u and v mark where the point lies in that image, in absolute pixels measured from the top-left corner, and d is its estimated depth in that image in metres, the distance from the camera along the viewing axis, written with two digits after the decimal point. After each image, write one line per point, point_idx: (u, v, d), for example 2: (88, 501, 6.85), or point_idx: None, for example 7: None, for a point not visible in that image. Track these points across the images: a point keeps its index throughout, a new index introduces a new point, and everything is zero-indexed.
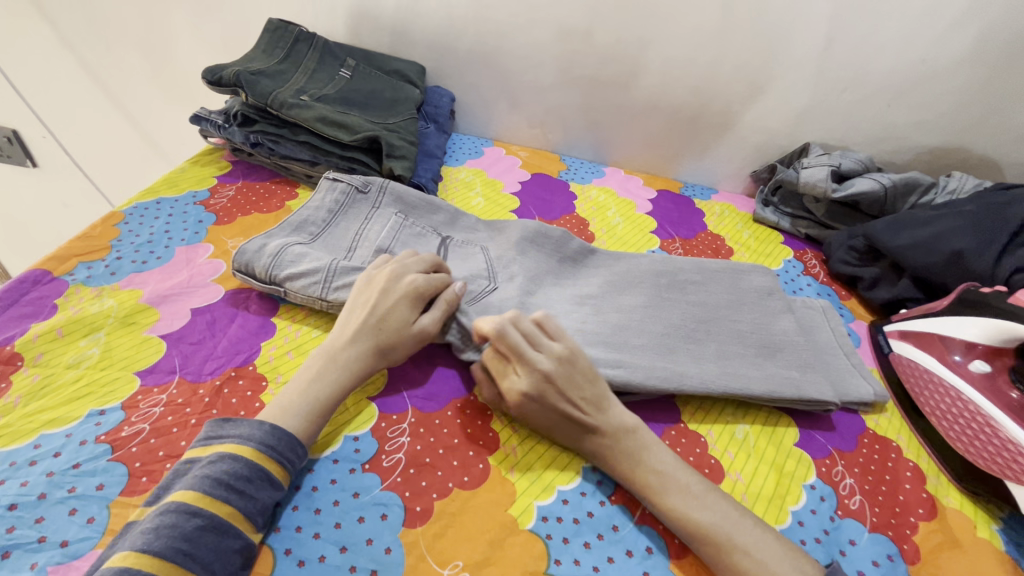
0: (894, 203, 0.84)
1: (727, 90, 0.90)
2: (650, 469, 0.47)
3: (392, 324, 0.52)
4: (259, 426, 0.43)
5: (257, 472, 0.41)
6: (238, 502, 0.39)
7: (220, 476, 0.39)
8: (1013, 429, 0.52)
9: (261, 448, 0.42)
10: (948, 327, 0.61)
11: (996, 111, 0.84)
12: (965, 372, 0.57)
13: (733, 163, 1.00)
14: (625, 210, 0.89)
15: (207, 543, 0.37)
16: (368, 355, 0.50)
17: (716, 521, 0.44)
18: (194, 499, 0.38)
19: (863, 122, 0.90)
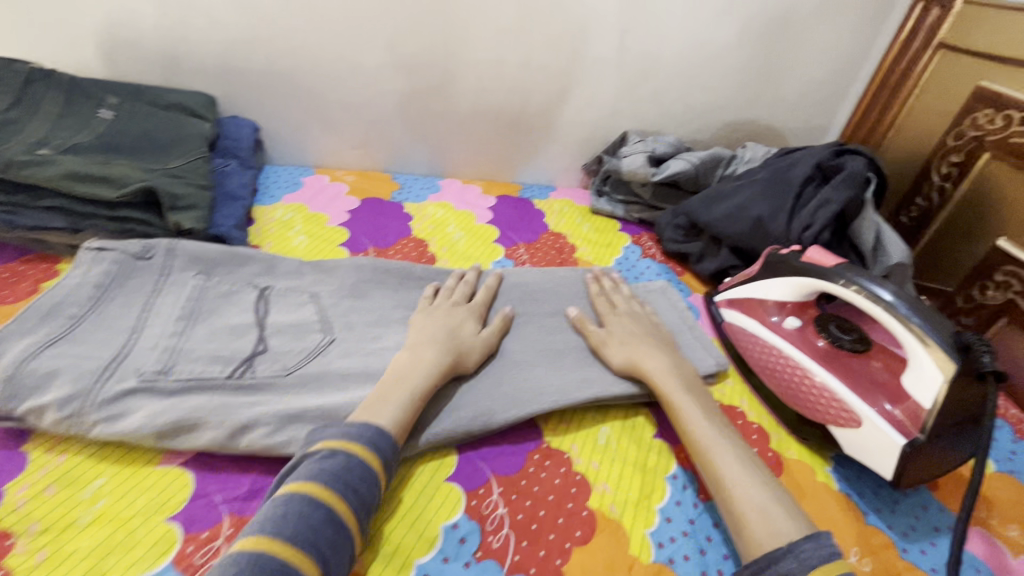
0: (705, 177, 0.90)
1: (543, 88, 0.91)
2: (700, 398, 0.54)
3: (462, 341, 0.57)
4: (369, 427, 0.45)
5: (368, 472, 0.42)
6: (351, 497, 0.40)
7: (339, 471, 0.41)
8: (824, 375, 0.57)
9: (370, 448, 0.44)
10: (763, 290, 0.66)
11: (769, 85, 0.95)
12: (783, 329, 0.63)
13: (564, 159, 1.01)
14: (465, 223, 0.86)
15: (328, 534, 0.38)
16: (447, 358, 0.54)
17: (713, 438, 0.50)
18: (315, 490, 0.39)
19: (668, 107, 0.96)
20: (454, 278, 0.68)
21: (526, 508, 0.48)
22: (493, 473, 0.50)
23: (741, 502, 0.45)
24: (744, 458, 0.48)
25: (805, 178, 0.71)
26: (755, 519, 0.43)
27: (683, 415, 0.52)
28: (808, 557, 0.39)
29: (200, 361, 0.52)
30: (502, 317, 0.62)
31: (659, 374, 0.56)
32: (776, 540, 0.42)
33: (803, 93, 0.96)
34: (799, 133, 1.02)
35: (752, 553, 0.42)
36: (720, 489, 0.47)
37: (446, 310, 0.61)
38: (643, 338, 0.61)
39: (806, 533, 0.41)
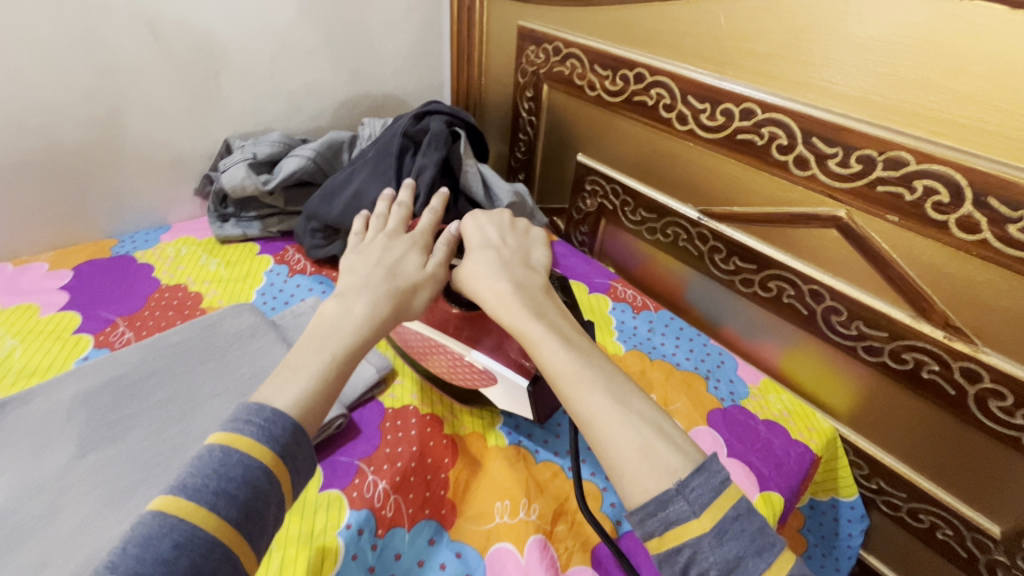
0: (331, 165, 0.83)
1: (77, 113, 0.70)
2: (556, 322, 0.43)
3: (403, 275, 0.46)
4: (259, 408, 0.35)
5: (251, 469, 0.33)
6: (227, 511, 0.32)
7: (208, 474, 0.32)
8: (469, 355, 0.51)
9: (258, 438, 0.34)
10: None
11: (363, 54, 0.90)
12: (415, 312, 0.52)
13: (165, 190, 0.82)
14: (23, 322, 0.63)
15: (183, 567, 0.29)
16: (386, 304, 0.43)
17: (575, 368, 0.39)
18: (178, 506, 0.31)
19: (263, 100, 0.84)
20: (386, 201, 0.56)
21: None
22: None
23: (609, 443, 0.35)
24: (614, 388, 0.38)
25: (399, 149, 0.69)
26: (633, 468, 0.34)
27: (541, 346, 0.41)
28: (699, 495, 0.33)
29: None
30: (449, 238, 0.51)
31: (500, 306, 0.44)
32: (664, 480, 0.34)
33: (400, 55, 0.94)
34: (418, 94, 1.01)
35: (636, 502, 0.34)
36: (591, 432, 0.36)
37: (381, 243, 0.49)
38: (479, 262, 0.47)
39: (697, 465, 0.34)
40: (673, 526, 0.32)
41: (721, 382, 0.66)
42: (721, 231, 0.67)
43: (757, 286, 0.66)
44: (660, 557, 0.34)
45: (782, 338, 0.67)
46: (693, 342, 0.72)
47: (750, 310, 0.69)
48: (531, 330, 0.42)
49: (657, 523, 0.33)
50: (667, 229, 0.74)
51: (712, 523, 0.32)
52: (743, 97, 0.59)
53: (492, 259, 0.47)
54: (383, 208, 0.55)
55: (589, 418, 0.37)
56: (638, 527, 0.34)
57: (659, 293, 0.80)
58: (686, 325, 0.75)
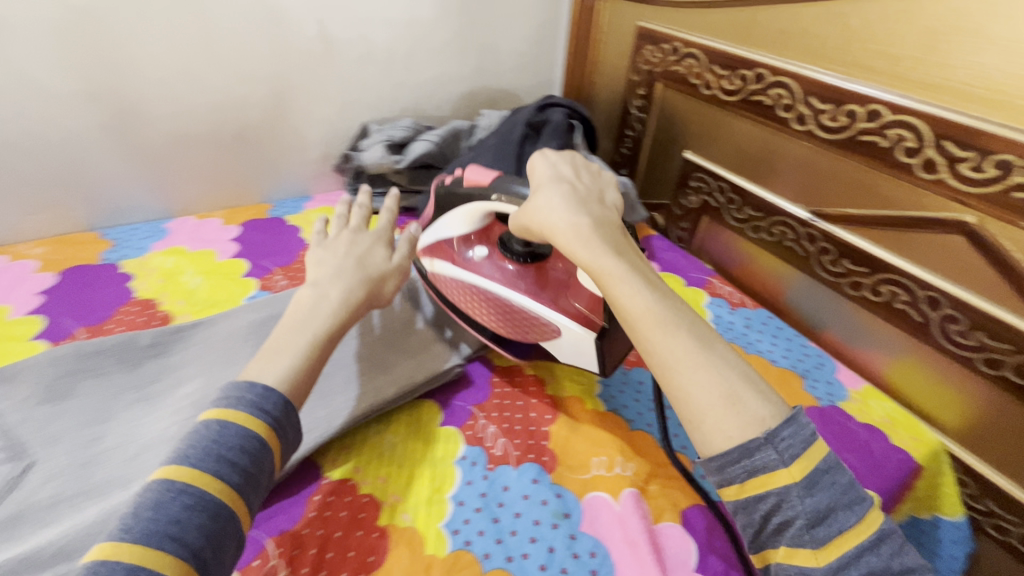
0: (451, 151, 0.91)
1: (254, 95, 0.82)
2: (637, 265, 0.42)
3: (373, 266, 0.54)
4: (251, 389, 0.40)
5: (251, 440, 0.37)
6: (229, 475, 0.36)
7: (210, 447, 0.36)
8: (519, 299, 0.58)
9: (254, 415, 0.39)
10: (443, 228, 0.63)
11: (486, 51, 0.98)
12: (474, 264, 0.62)
13: (310, 165, 0.94)
14: (204, 264, 0.76)
15: (197, 522, 0.33)
16: (363, 287, 0.51)
17: (658, 307, 0.39)
18: (183, 473, 0.35)
19: (397, 90, 0.94)
20: (345, 200, 0.61)
21: (310, 559, 0.45)
22: (266, 538, 0.46)
23: (689, 384, 0.36)
24: (697, 331, 0.38)
25: (521, 137, 0.75)
26: (719, 411, 0.35)
27: (624, 287, 0.40)
28: (789, 446, 0.34)
29: None
30: (409, 238, 0.60)
31: (581, 244, 0.43)
32: (749, 425, 0.35)
33: (518, 53, 1.01)
34: (530, 90, 1.07)
35: (716, 449, 0.35)
36: (669, 372, 0.37)
37: (347, 238, 0.56)
38: (555, 198, 0.47)
39: (787, 416, 0.35)
40: (758, 473, 0.34)
41: (819, 382, 0.67)
42: (832, 232, 0.67)
43: (867, 289, 0.66)
44: (738, 502, 0.36)
45: (888, 345, 0.66)
46: (790, 342, 0.72)
47: (855, 314, 0.68)
48: (609, 265, 0.41)
49: (740, 470, 0.34)
50: (773, 228, 0.74)
51: (799, 473, 0.34)
52: (869, 99, 0.59)
53: (571, 198, 0.47)
54: (343, 209, 0.61)
55: (671, 357, 0.37)
56: (717, 473, 0.35)
57: (758, 293, 0.81)
58: (784, 325, 0.75)
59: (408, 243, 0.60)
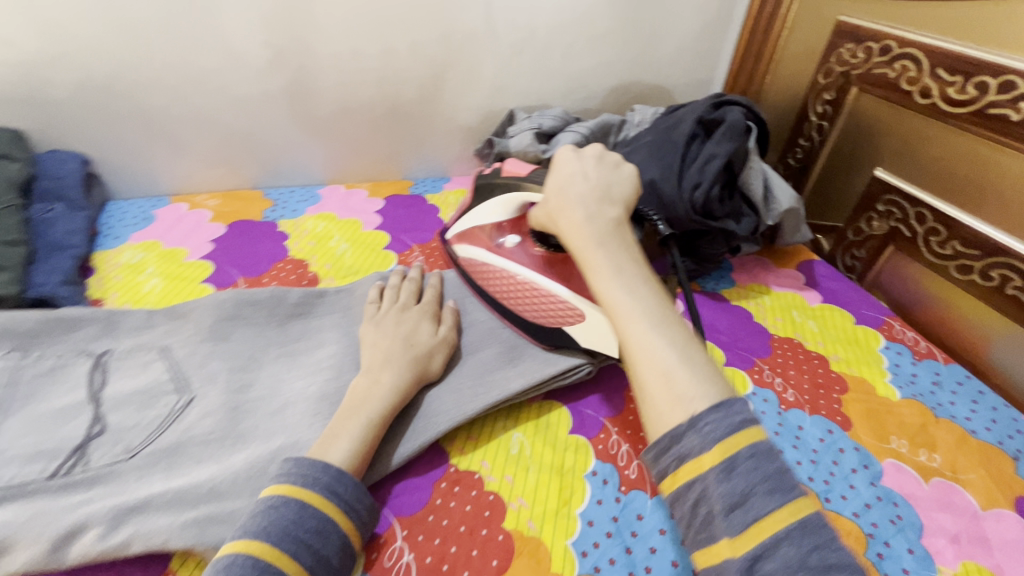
0: (599, 146, 0.86)
1: (415, 75, 0.83)
2: (616, 252, 0.46)
3: (420, 345, 0.54)
4: (328, 469, 0.41)
5: (325, 522, 0.39)
6: (305, 557, 0.37)
7: (288, 527, 0.38)
8: (545, 283, 0.58)
9: (329, 496, 0.40)
10: (481, 217, 0.65)
11: (648, 43, 0.91)
12: (505, 250, 0.63)
13: (453, 147, 0.94)
14: (350, 232, 0.79)
15: None
16: (409, 370, 0.51)
17: (627, 302, 0.42)
18: (262, 550, 0.36)
19: (550, 79, 0.90)
20: (398, 276, 0.63)
21: (435, 549, 0.43)
22: (394, 516, 0.45)
23: (643, 376, 0.39)
24: (653, 319, 0.41)
25: (689, 135, 0.68)
26: (657, 396, 0.38)
27: (597, 274, 0.45)
28: (712, 431, 0.34)
29: (11, 462, 0.44)
30: (452, 312, 0.60)
31: (571, 233, 0.48)
32: (677, 408, 0.37)
33: (682, 48, 0.93)
34: (687, 89, 0.99)
35: (654, 436, 0.37)
36: (629, 360, 0.40)
37: (396, 316, 0.57)
38: (564, 191, 0.51)
39: (716, 403, 0.36)
40: (685, 461, 0.35)
41: None
42: None
43: None
44: (673, 494, 0.36)
45: None
46: (995, 413, 0.59)
47: None
48: (593, 263, 0.45)
49: (671, 458, 0.35)
50: (990, 271, 0.61)
51: (714, 462, 0.34)
52: None
53: (577, 187, 0.50)
54: (395, 281, 0.63)
55: (632, 351, 0.40)
56: (653, 461, 0.37)
57: (950, 345, 0.68)
58: (987, 390, 0.62)
59: (453, 316, 0.60)
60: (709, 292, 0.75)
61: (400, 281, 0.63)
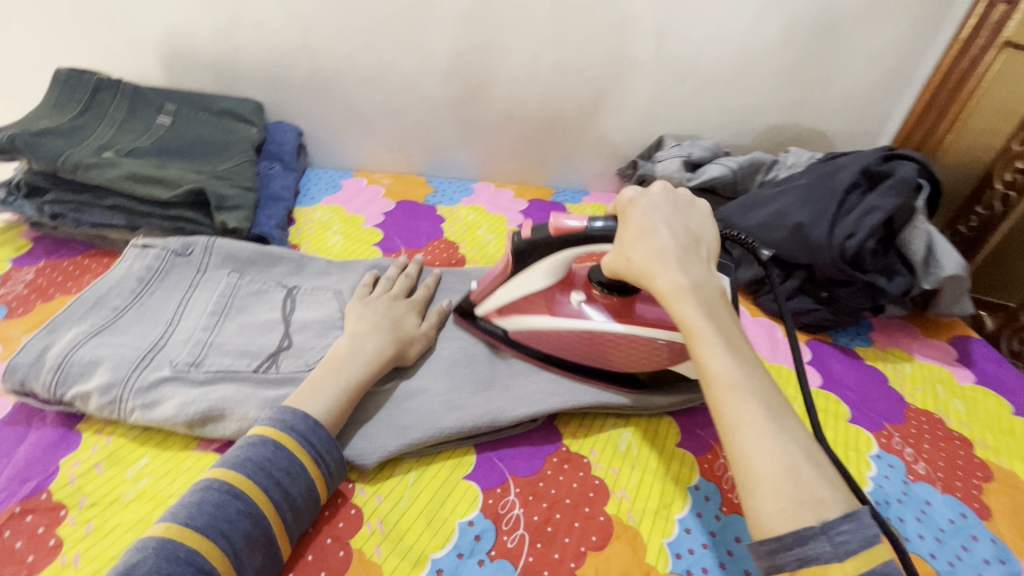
0: (745, 184, 0.86)
1: (578, 93, 0.90)
2: (724, 325, 0.44)
3: (402, 331, 0.58)
4: (302, 419, 0.46)
5: (295, 464, 0.44)
6: (273, 491, 0.42)
7: (261, 463, 0.43)
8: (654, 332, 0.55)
9: (301, 441, 0.45)
10: (526, 286, 0.58)
11: (816, 86, 0.90)
12: (570, 311, 0.58)
13: (598, 163, 0.99)
14: (496, 226, 0.87)
15: (243, 527, 0.40)
16: (389, 346, 0.55)
17: (738, 379, 0.41)
18: (237, 480, 0.41)
19: (705, 111, 0.92)
20: (397, 267, 0.67)
21: (542, 510, 0.49)
22: (510, 474, 0.51)
23: (757, 466, 0.37)
24: (770, 405, 0.40)
25: (850, 183, 0.67)
26: (775, 488, 0.36)
27: (704, 345, 0.43)
28: (845, 541, 0.34)
29: (226, 355, 0.56)
30: (441, 310, 0.63)
31: (674, 296, 0.45)
32: (807, 509, 0.35)
33: (852, 95, 0.91)
34: (849, 137, 0.96)
35: (772, 533, 0.36)
36: (734, 441, 0.39)
37: (386, 302, 0.61)
38: (655, 247, 0.47)
39: (848, 513, 0.35)
40: (810, 563, 0.34)
41: None
42: None
43: None
44: None
45: None
46: None
47: None
48: (698, 330, 0.43)
49: (791, 557, 0.35)
50: None
51: (856, 570, 0.34)
52: None
53: (669, 243, 0.47)
54: (393, 272, 0.66)
55: (741, 436, 0.39)
56: (767, 557, 0.36)
57: None
58: None
59: (439, 315, 0.63)
60: (841, 346, 0.73)
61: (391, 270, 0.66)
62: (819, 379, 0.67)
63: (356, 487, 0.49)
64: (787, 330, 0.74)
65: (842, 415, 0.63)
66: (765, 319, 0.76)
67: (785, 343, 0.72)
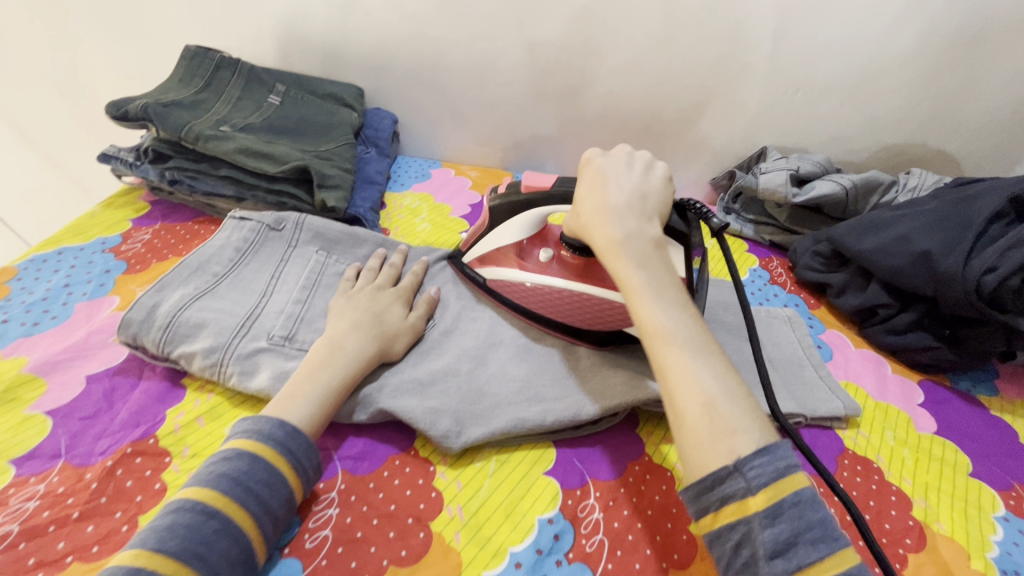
0: (856, 204, 0.80)
1: (680, 96, 0.86)
2: (657, 275, 0.45)
3: (389, 326, 0.55)
4: (278, 426, 0.43)
5: (274, 475, 0.41)
6: (253, 506, 0.39)
7: (236, 476, 0.39)
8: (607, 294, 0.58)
9: (280, 450, 0.42)
10: (503, 237, 0.63)
11: (949, 104, 0.82)
12: (536, 266, 0.63)
13: (691, 171, 0.95)
14: None
15: (221, 546, 0.36)
16: (370, 342, 0.52)
17: (667, 325, 0.42)
18: (209, 497, 0.38)
19: (817, 123, 0.86)
20: (378, 259, 0.64)
21: (624, 519, 0.46)
22: (591, 477, 0.49)
23: (679, 405, 0.38)
24: (696, 347, 0.41)
25: (991, 214, 0.60)
26: (693, 424, 0.37)
27: (636, 296, 0.44)
28: (758, 475, 0.34)
29: (319, 329, 0.56)
30: (429, 298, 0.61)
31: (610, 250, 0.47)
32: (721, 442, 0.36)
33: (990, 116, 0.82)
34: (980, 162, 0.87)
35: (694, 475, 0.36)
36: (662, 385, 0.40)
37: (368, 295, 0.58)
38: (595, 206, 0.50)
39: (761, 447, 0.35)
40: (728, 501, 0.34)
41: None
42: None
43: None
44: (713, 533, 0.36)
45: None
46: None
47: None
48: (634, 281, 0.44)
49: (713, 498, 0.35)
50: None
51: (767, 503, 0.33)
52: None
53: (614, 201, 0.49)
54: (375, 264, 0.64)
55: (665, 379, 0.40)
56: (693, 498, 0.36)
57: None
58: None
59: (429, 303, 0.61)
60: (961, 391, 0.66)
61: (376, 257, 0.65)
62: (933, 422, 0.61)
63: (436, 469, 0.49)
64: (897, 367, 0.68)
65: (961, 466, 0.56)
66: (871, 352, 0.70)
67: (894, 380, 0.66)
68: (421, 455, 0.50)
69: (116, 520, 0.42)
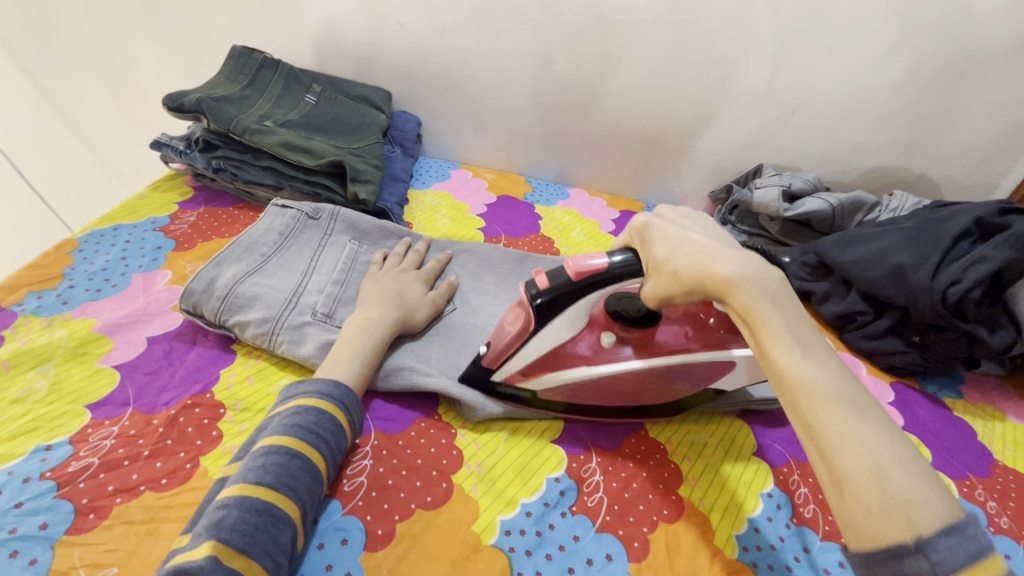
0: (842, 221, 0.87)
1: (685, 114, 0.93)
2: (793, 319, 0.38)
3: (411, 302, 0.62)
4: (336, 387, 0.49)
5: (337, 426, 0.47)
6: (325, 450, 0.46)
7: (309, 426, 0.46)
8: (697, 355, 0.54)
9: (340, 406, 0.49)
10: (558, 333, 0.53)
11: (930, 132, 0.89)
12: (598, 354, 0.54)
13: (692, 183, 1.02)
14: (590, 230, 0.92)
15: (305, 480, 0.43)
16: (396, 314, 0.59)
17: (819, 378, 0.35)
18: (291, 442, 0.44)
19: (810, 144, 0.93)
20: (404, 247, 0.71)
21: (620, 479, 0.53)
22: (593, 446, 0.56)
23: (850, 471, 0.32)
24: (854, 401, 0.35)
25: (958, 233, 0.67)
26: (864, 487, 0.31)
27: (775, 341, 0.37)
28: (945, 557, 0.29)
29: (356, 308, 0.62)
30: (448, 281, 0.67)
31: (730, 292, 0.40)
32: (897, 510, 0.31)
33: (967, 146, 0.89)
34: (958, 187, 0.94)
35: (875, 542, 0.31)
36: (829, 450, 0.33)
37: (394, 275, 0.65)
38: (698, 245, 0.43)
39: (950, 522, 0.30)
40: None
41: None
42: None
43: None
44: None
45: None
46: None
47: None
48: (772, 326, 0.38)
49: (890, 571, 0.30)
50: None
51: None
52: None
53: (712, 243, 0.43)
54: (400, 250, 0.71)
55: (828, 441, 0.33)
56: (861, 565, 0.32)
57: None
58: None
59: (448, 287, 0.67)
60: (928, 393, 0.73)
61: (399, 245, 0.71)
62: (901, 419, 0.68)
63: (456, 433, 0.55)
64: (871, 369, 0.74)
65: None
66: (849, 354, 0.76)
67: (868, 380, 0.72)
68: (444, 420, 0.56)
69: (180, 459, 0.48)
